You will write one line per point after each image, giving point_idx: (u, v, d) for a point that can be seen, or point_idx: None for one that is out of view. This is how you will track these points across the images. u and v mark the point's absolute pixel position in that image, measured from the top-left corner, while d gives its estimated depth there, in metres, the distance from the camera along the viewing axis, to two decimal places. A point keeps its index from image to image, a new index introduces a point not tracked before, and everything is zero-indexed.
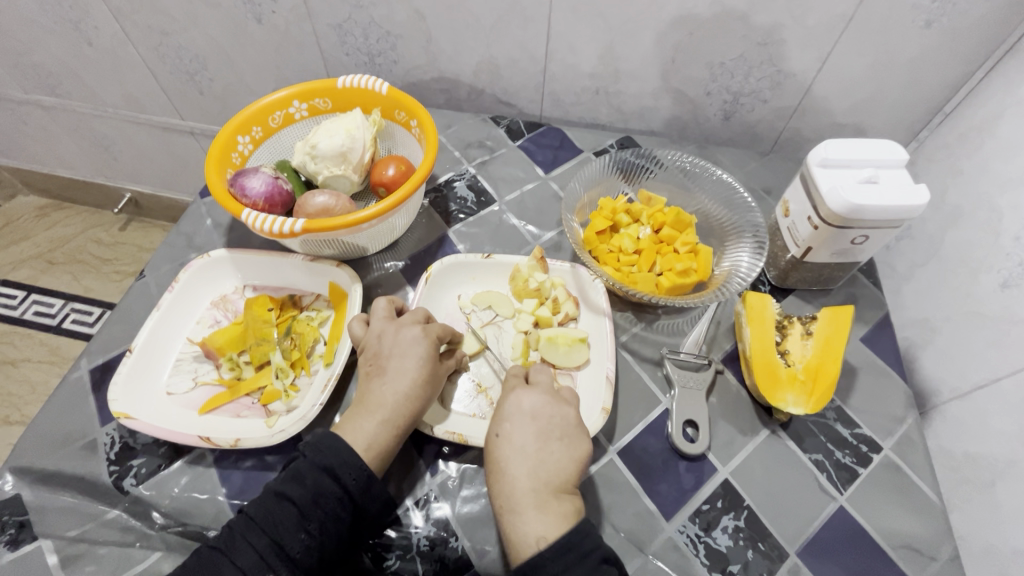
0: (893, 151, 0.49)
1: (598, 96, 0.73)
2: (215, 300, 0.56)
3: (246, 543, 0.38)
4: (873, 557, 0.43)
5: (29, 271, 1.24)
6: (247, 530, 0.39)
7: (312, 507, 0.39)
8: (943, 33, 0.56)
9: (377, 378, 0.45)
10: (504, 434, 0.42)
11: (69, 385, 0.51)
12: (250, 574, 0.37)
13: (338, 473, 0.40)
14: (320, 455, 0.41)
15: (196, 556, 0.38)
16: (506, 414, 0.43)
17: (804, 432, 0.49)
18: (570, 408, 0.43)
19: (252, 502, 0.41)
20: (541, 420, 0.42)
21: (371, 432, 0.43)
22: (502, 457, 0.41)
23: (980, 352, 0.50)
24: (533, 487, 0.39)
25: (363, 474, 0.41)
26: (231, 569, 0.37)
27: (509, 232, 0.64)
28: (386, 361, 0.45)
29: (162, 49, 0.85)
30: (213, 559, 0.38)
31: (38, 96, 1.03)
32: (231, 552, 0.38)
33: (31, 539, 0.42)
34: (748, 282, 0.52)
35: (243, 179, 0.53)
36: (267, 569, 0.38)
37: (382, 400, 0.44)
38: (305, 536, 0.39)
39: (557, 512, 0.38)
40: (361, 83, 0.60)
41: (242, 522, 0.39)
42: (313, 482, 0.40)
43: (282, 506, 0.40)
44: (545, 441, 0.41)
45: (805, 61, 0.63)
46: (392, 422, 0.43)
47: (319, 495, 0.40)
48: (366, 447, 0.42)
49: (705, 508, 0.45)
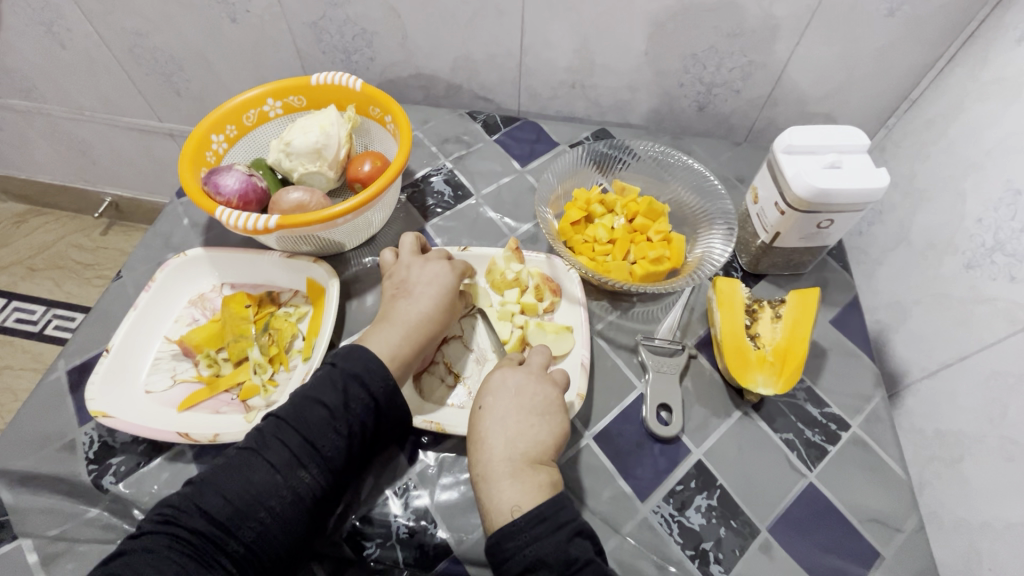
0: (855, 136, 0.50)
1: (574, 90, 0.74)
2: (193, 298, 0.56)
3: (278, 443, 0.41)
4: (842, 531, 0.44)
5: (10, 278, 1.23)
6: (279, 432, 0.42)
7: (342, 410, 0.43)
8: (907, 21, 0.58)
9: (402, 298, 0.49)
10: (486, 407, 0.44)
11: (47, 386, 0.51)
12: (282, 470, 0.40)
13: (367, 381, 0.44)
14: (351, 364, 0.44)
15: (228, 456, 0.41)
16: (491, 387, 0.45)
17: (776, 413, 0.50)
18: (552, 387, 0.45)
19: (283, 407, 0.44)
20: (522, 395, 0.44)
21: (395, 343, 0.46)
22: (483, 426, 0.43)
23: (947, 332, 0.52)
24: (509, 457, 0.41)
25: (389, 383, 0.44)
26: (264, 465, 0.40)
27: (486, 225, 0.64)
28: (412, 285, 0.50)
29: (137, 51, 0.85)
30: (247, 458, 0.41)
31: (15, 100, 1.02)
32: (263, 450, 0.41)
33: (11, 539, 0.42)
34: (718, 268, 0.53)
35: (216, 177, 0.54)
36: (298, 465, 0.41)
37: (406, 315, 0.48)
38: (335, 436, 0.42)
39: (532, 483, 0.40)
40: (335, 79, 0.60)
41: (274, 424, 0.42)
42: (344, 390, 0.43)
43: (312, 411, 0.42)
44: (525, 415, 0.43)
45: (774, 51, 0.64)
46: (413, 337, 0.47)
47: (348, 401, 0.43)
48: (389, 356, 0.46)
49: (680, 489, 0.46)
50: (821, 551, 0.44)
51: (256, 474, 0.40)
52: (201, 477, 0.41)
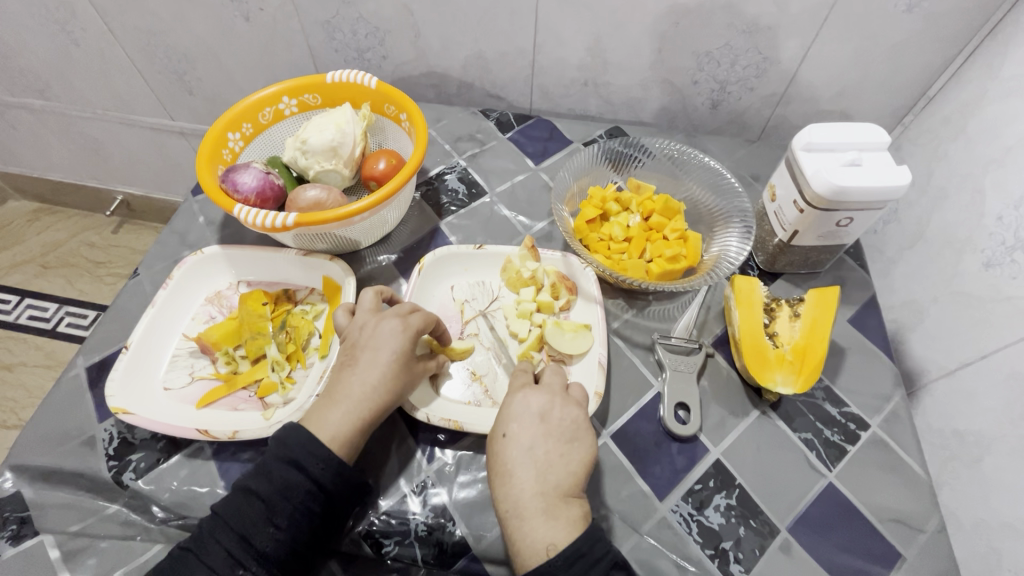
0: (876, 134, 0.50)
1: (587, 88, 0.74)
2: (210, 296, 0.57)
3: (215, 542, 0.39)
4: (863, 531, 0.44)
5: (22, 275, 1.24)
6: (216, 529, 0.39)
7: (279, 500, 0.40)
8: (925, 17, 0.57)
9: (349, 368, 0.45)
10: (511, 435, 0.42)
11: (66, 383, 0.51)
12: (219, 571, 0.38)
13: (305, 466, 0.41)
14: (286, 449, 0.41)
15: (169, 557, 0.39)
16: (514, 414, 0.43)
17: (794, 412, 0.50)
18: (578, 409, 0.44)
19: (223, 501, 0.41)
20: (549, 423, 0.42)
21: (336, 423, 0.42)
22: (510, 458, 0.41)
23: (965, 331, 0.51)
24: (541, 492, 0.39)
25: (331, 465, 0.41)
26: (201, 568, 0.38)
27: (500, 223, 0.64)
28: (359, 352, 0.45)
29: (150, 49, 0.85)
30: (184, 559, 0.38)
31: (28, 99, 1.02)
32: (198, 551, 0.38)
33: (34, 534, 0.43)
34: (736, 266, 0.53)
35: (234, 175, 0.54)
36: (237, 565, 0.38)
37: (350, 391, 0.44)
38: (273, 530, 0.39)
39: (565, 518, 0.38)
40: (350, 77, 0.60)
41: (211, 521, 0.40)
42: (280, 477, 0.40)
43: (249, 503, 0.40)
44: (554, 443, 0.41)
45: (790, 48, 0.63)
46: (356, 414, 0.43)
47: (286, 489, 0.40)
48: (330, 439, 0.42)
49: (698, 488, 0.46)
50: (841, 551, 0.43)
51: None
52: None
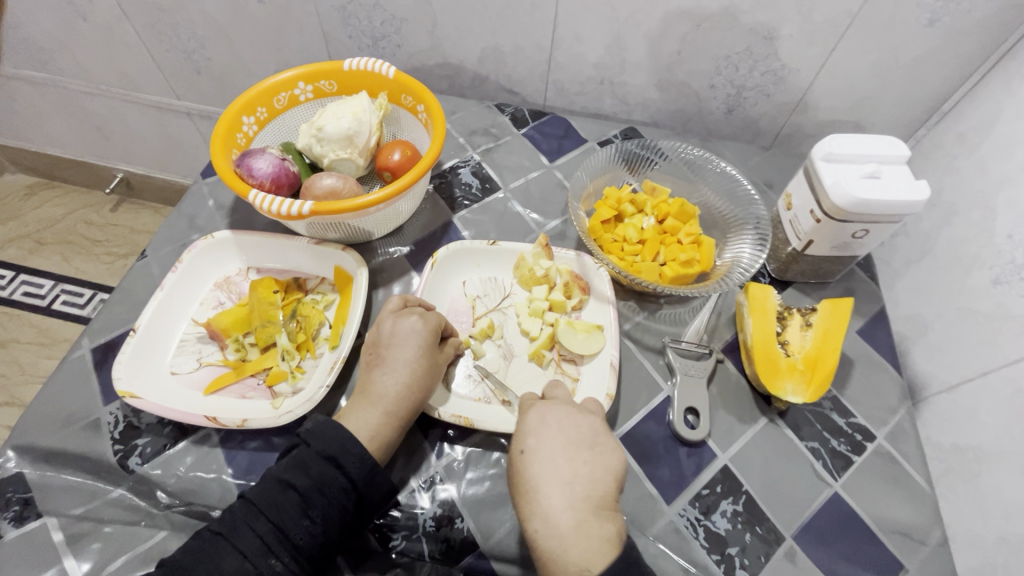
0: (894, 147, 0.50)
1: (602, 86, 0.73)
2: (219, 282, 0.56)
3: (248, 529, 0.38)
4: (866, 541, 0.45)
5: (18, 250, 1.22)
6: (249, 516, 0.39)
7: (316, 494, 0.40)
8: (946, 32, 0.57)
9: (376, 368, 0.46)
10: (529, 450, 0.41)
11: (71, 364, 0.51)
12: (252, 559, 0.38)
13: (342, 462, 0.41)
14: (325, 444, 0.41)
15: (196, 539, 0.39)
16: (530, 429, 0.43)
17: (802, 421, 0.50)
18: (594, 418, 0.43)
19: (254, 488, 0.41)
20: (568, 432, 0.42)
21: (374, 424, 0.43)
22: (532, 473, 0.40)
23: (968, 347, 0.51)
24: (569, 505, 0.38)
25: (367, 463, 0.41)
26: (232, 553, 0.38)
27: (513, 220, 0.64)
28: (384, 351, 0.46)
29: (159, 26, 0.83)
30: (214, 543, 0.38)
31: (30, 71, 1.00)
32: (231, 536, 0.38)
33: (36, 517, 0.42)
34: (749, 274, 0.53)
35: (249, 160, 0.53)
36: (269, 555, 0.38)
37: (384, 391, 0.44)
38: (308, 523, 0.39)
39: (598, 534, 0.37)
40: (368, 66, 0.60)
41: (244, 507, 0.40)
42: (318, 471, 0.40)
43: (285, 494, 0.40)
44: (576, 452, 0.41)
45: (808, 56, 0.63)
46: (394, 413, 0.44)
47: (323, 483, 0.40)
48: (370, 438, 0.43)
49: (705, 493, 0.46)
50: (843, 560, 0.44)
51: (223, 563, 0.37)
52: (166, 559, 0.37)
